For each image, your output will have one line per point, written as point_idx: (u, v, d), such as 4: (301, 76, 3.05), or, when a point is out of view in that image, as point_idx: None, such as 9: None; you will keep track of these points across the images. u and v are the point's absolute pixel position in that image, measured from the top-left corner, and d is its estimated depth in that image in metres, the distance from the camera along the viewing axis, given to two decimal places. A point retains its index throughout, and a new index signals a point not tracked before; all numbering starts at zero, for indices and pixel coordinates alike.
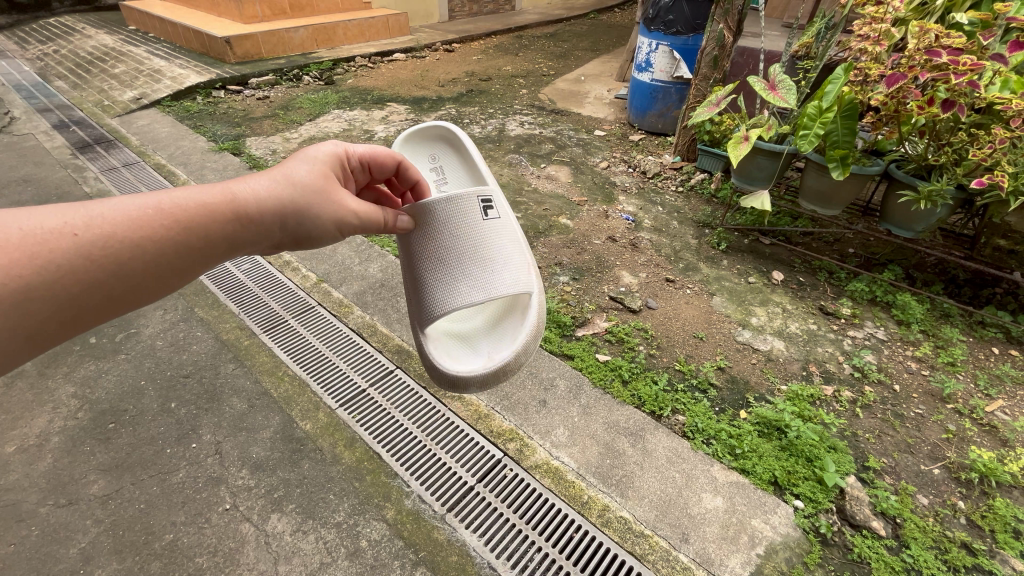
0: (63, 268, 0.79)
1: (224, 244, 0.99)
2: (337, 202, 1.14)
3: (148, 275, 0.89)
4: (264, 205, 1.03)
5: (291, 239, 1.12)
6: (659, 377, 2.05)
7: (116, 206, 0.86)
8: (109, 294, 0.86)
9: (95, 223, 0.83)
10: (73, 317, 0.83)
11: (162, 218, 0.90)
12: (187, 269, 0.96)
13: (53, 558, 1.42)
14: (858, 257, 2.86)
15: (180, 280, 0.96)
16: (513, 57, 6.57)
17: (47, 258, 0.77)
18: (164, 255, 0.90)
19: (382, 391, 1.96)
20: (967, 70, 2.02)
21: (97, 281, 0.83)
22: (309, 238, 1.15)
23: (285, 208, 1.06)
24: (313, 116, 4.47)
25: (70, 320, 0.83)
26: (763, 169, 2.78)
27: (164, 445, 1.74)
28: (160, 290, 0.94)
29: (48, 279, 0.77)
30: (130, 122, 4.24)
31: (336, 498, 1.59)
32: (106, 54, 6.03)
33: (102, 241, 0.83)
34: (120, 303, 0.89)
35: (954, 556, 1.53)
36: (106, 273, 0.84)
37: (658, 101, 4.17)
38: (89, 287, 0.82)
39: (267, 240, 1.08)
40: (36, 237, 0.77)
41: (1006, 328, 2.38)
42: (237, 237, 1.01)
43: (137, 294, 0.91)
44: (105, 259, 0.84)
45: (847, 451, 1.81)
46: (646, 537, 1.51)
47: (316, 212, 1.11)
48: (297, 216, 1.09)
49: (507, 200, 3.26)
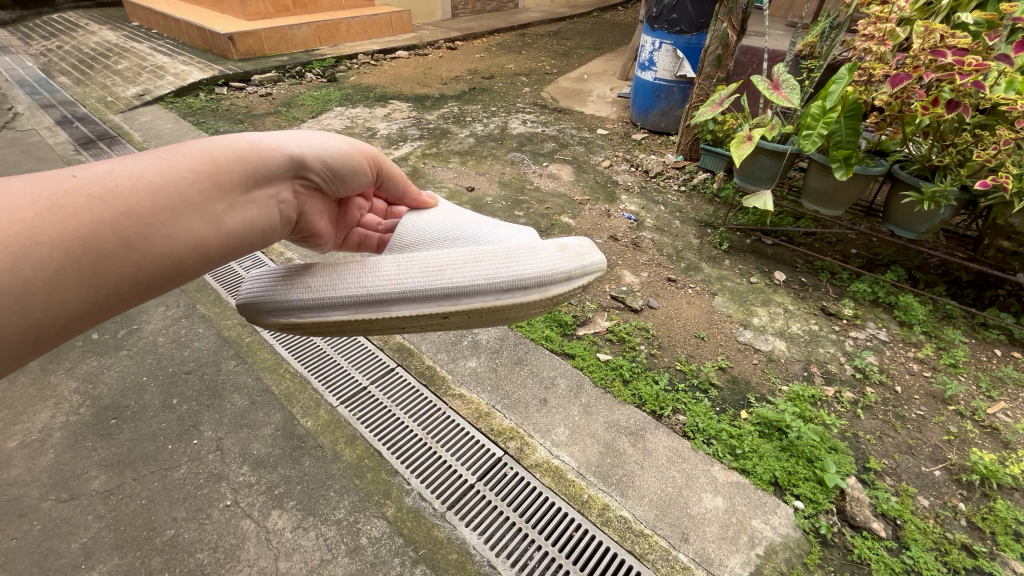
0: (66, 206, 0.76)
1: (244, 172, 0.98)
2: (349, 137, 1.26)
3: (164, 211, 0.85)
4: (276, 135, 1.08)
5: (307, 169, 1.13)
6: (660, 377, 2.05)
7: (119, 161, 0.86)
8: (125, 236, 0.80)
9: (93, 169, 0.81)
10: (91, 264, 0.77)
11: (166, 158, 0.90)
12: (208, 202, 0.91)
13: (54, 553, 1.42)
14: (861, 258, 2.85)
15: (203, 221, 0.90)
16: (516, 55, 6.56)
17: (50, 200, 0.75)
18: (177, 188, 0.87)
19: (383, 389, 1.97)
20: (972, 70, 2.01)
21: (108, 217, 0.79)
22: (333, 163, 1.18)
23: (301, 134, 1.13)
24: (315, 113, 4.46)
25: (92, 266, 0.77)
26: (766, 169, 2.77)
27: (166, 440, 1.74)
28: (185, 233, 0.88)
29: (54, 217, 0.74)
30: (133, 119, 4.25)
31: (336, 495, 1.59)
32: (109, 50, 6.03)
33: (106, 181, 0.81)
34: (141, 247, 0.82)
35: (955, 558, 1.53)
36: (117, 210, 0.80)
37: (661, 101, 4.16)
38: (100, 226, 0.78)
39: (291, 167, 1.09)
40: (38, 186, 0.75)
41: (1009, 330, 2.37)
42: (253, 163, 1.01)
43: (162, 238, 0.85)
44: (111, 198, 0.80)
45: (847, 452, 1.81)
46: (646, 536, 1.51)
47: (319, 141, 1.16)
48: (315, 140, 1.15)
49: (508, 198, 3.26)
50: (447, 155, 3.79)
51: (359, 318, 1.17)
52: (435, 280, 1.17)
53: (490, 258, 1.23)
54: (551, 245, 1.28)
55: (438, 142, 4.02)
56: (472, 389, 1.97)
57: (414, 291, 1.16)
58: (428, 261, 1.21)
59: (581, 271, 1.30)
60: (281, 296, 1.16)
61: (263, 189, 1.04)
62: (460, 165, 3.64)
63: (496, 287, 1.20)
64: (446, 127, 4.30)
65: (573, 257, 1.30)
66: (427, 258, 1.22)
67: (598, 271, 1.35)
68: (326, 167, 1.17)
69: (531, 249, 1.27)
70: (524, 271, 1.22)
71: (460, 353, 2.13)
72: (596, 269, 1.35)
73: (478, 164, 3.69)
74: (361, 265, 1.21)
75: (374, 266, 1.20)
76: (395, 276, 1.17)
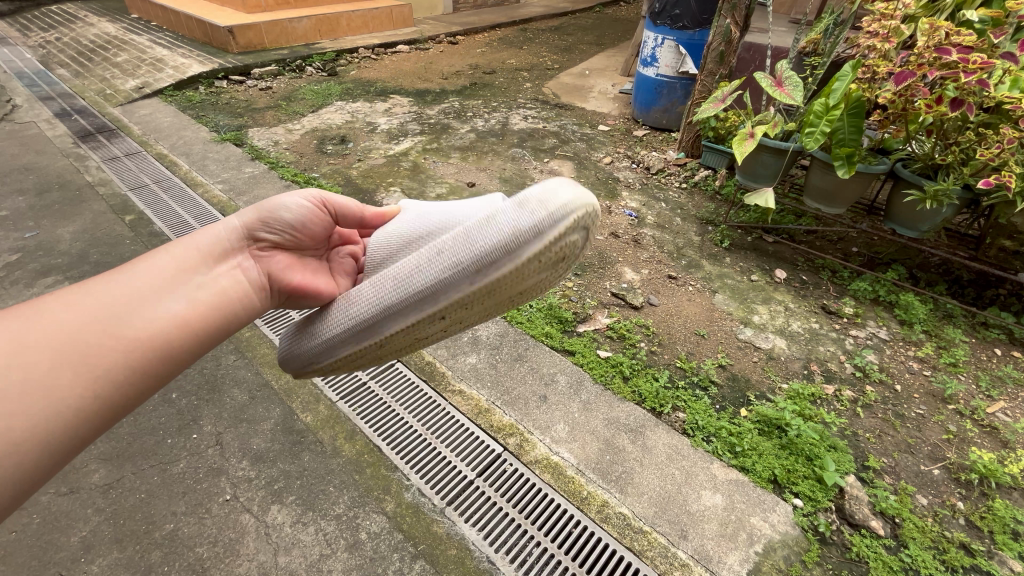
0: (45, 317, 0.87)
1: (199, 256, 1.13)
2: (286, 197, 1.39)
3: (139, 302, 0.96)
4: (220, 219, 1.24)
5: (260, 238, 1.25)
6: (660, 374, 2.05)
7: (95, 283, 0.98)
8: (106, 329, 0.91)
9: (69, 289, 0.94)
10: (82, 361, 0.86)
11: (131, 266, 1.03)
12: (178, 286, 1.04)
13: (53, 546, 1.42)
14: (862, 256, 2.84)
15: (176, 301, 1.01)
16: (517, 50, 6.53)
17: (31, 317, 0.86)
18: (145, 282, 1.00)
19: (382, 385, 1.96)
20: (977, 68, 2.00)
21: (84, 318, 0.90)
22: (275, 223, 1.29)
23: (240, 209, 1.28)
24: (315, 107, 4.44)
25: (81, 362, 0.86)
26: (767, 167, 2.76)
27: (165, 435, 1.74)
28: (162, 314, 0.97)
29: (37, 329, 0.85)
30: (132, 112, 4.23)
31: (335, 490, 1.59)
32: (108, 42, 5.99)
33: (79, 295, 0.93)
34: (121, 334, 0.92)
35: (953, 557, 1.53)
36: (93, 311, 0.91)
37: (663, 97, 4.14)
38: (79, 324, 0.89)
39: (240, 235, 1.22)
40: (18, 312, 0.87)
41: (1010, 329, 2.37)
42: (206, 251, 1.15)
43: (140, 323, 0.94)
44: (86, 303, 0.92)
45: (846, 450, 1.81)
46: (645, 533, 1.52)
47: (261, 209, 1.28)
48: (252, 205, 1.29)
49: (509, 194, 3.25)
50: (447, 150, 3.77)
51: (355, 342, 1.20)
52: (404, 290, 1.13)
53: (445, 246, 1.11)
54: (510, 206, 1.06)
55: (439, 137, 4.00)
56: (471, 384, 1.96)
57: (390, 304, 1.14)
58: (398, 271, 1.16)
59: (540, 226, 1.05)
60: (298, 343, 1.26)
61: (222, 263, 1.16)
62: (461, 161, 3.63)
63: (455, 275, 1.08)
64: (446, 122, 4.28)
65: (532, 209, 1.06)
66: (398, 267, 1.17)
67: (587, 214, 1.07)
68: (272, 222, 1.29)
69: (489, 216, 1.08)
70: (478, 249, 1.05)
71: (461, 349, 2.12)
72: (587, 214, 1.07)
73: (479, 159, 3.68)
74: (347, 297, 1.24)
75: (355, 296, 1.22)
76: (371, 296, 1.18)
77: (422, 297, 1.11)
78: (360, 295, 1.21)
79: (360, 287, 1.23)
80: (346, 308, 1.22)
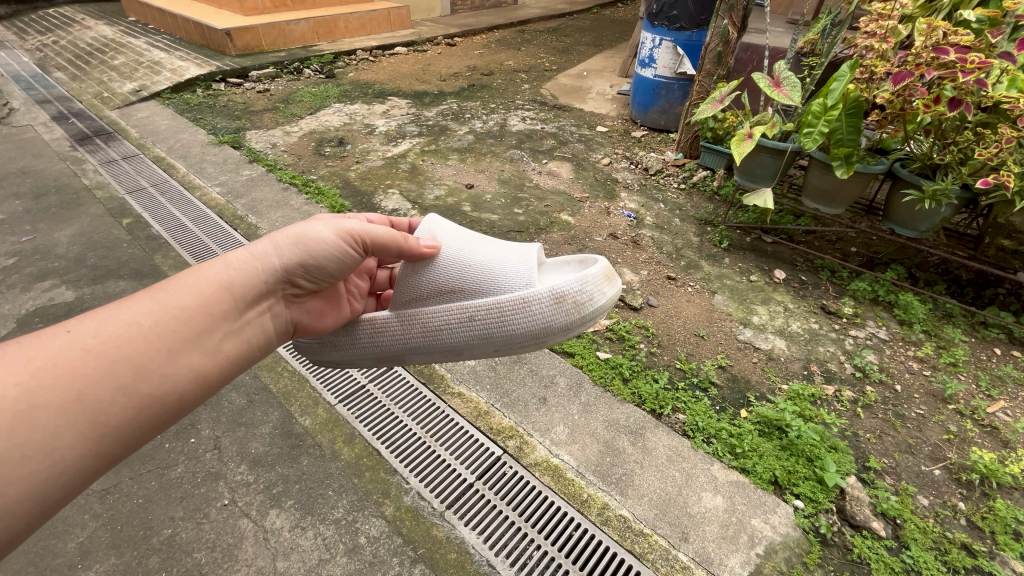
0: (63, 367, 0.81)
1: (230, 299, 1.04)
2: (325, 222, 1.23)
3: (160, 352, 0.91)
4: (253, 249, 1.12)
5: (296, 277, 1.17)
6: (659, 376, 2.05)
7: (117, 309, 0.92)
8: (122, 384, 0.86)
9: (91, 323, 0.87)
10: (89, 418, 0.82)
11: (158, 298, 0.96)
12: (204, 333, 0.98)
13: (50, 552, 1.41)
14: (861, 256, 2.84)
15: (199, 353, 0.96)
16: (515, 52, 6.54)
17: (47, 361, 0.81)
18: (171, 329, 0.94)
19: (382, 388, 1.95)
20: (975, 68, 2.00)
21: (103, 370, 0.84)
22: (311, 265, 1.18)
23: (277, 241, 1.15)
24: (313, 110, 4.44)
25: (89, 420, 0.82)
26: (766, 167, 2.76)
27: (163, 439, 1.73)
28: (182, 369, 0.93)
29: (53, 378, 0.80)
30: (130, 115, 4.22)
31: (334, 494, 1.58)
32: (106, 45, 5.99)
33: (97, 333, 0.87)
34: (137, 391, 0.87)
35: (954, 558, 1.52)
36: (110, 359, 0.86)
37: (661, 98, 4.14)
38: (95, 378, 0.83)
39: (275, 279, 1.13)
40: (35, 349, 0.81)
41: (1009, 329, 2.37)
42: (239, 287, 1.06)
43: (156, 377, 0.90)
44: (107, 350, 0.86)
45: (847, 451, 1.81)
46: (645, 535, 1.51)
47: (301, 244, 1.16)
48: (292, 241, 1.15)
49: (507, 195, 3.24)
50: (446, 152, 3.77)
51: (382, 362, 1.40)
52: (436, 340, 1.28)
53: (482, 316, 1.22)
54: (545, 295, 1.19)
55: (437, 139, 4.00)
56: (471, 387, 1.96)
57: (421, 348, 1.30)
58: (429, 318, 1.28)
59: (575, 322, 1.22)
60: (323, 351, 1.39)
61: (252, 307, 1.09)
62: (459, 162, 3.62)
63: (488, 343, 1.24)
64: (445, 123, 4.28)
65: (570, 308, 1.20)
66: (429, 315, 1.27)
67: (606, 305, 1.25)
68: (311, 265, 1.19)
69: (524, 300, 1.19)
70: (515, 331, 1.21)
71: None
72: (604, 304, 1.25)
73: (477, 161, 3.67)
74: (371, 322, 1.33)
75: (382, 326, 1.32)
76: (401, 334, 1.30)
77: (448, 350, 1.28)
78: (386, 327, 1.32)
79: (388, 318, 1.32)
80: (372, 333, 1.33)
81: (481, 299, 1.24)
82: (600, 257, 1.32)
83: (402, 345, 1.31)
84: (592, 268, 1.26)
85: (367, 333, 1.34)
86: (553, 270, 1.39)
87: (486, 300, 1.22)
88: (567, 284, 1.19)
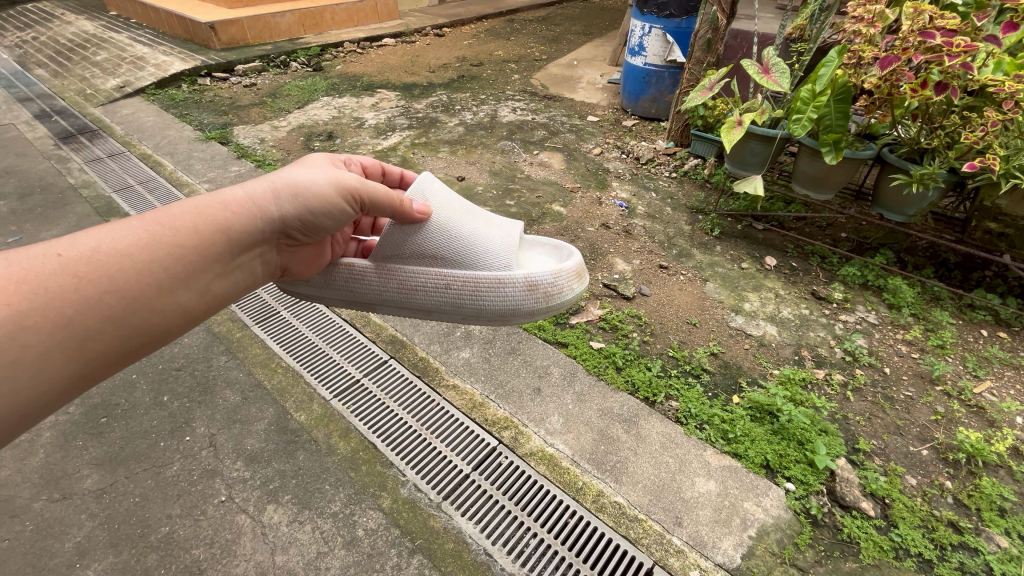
0: (51, 289, 0.82)
1: (226, 242, 1.03)
2: (323, 173, 1.19)
3: (150, 287, 0.92)
4: (251, 192, 1.09)
5: (294, 226, 1.15)
6: (652, 364, 2.06)
7: (104, 233, 0.91)
8: (113, 315, 0.88)
9: (79, 245, 0.87)
10: (79, 344, 0.84)
11: (148, 228, 0.95)
12: (195, 274, 0.98)
13: (48, 552, 1.41)
14: (850, 241, 2.86)
15: (189, 292, 0.98)
16: (505, 42, 6.48)
17: (39, 285, 0.81)
18: (165, 266, 0.94)
19: (376, 381, 1.96)
20: (961, 52, 2.00)
21: (95, 298, 0.86)
22: (309, 219, 1.16)
23: (275, 187, 1.12)
24: (301, 103, 4.39)
25: (78, 346, 0.84)
26: (757, 155, 2.78)
27: (158, 438, 1.72)
28: (170, 306, 0.95)
29: (43, 299, 0.81)
30: (114, 112, 4.15)
31: (331, 488, 1.59)
32: (88, 41, 5.88)
33: (89, 259, 0.87)
34: (127, 322, 0.90)
35: (941, 535, 1.56)
36: (100, 288, 0.86)
37: (651, 87, 4.13)
38: (83, 305, 0.84)
39: (271, 230, 1.11)
40: (21, 266, 0.81)
41: (996, 311, 2.40)
42: (235, 230, 1.05)
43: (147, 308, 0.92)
44: (97, 276, 0.87)
45: (837, 434, 1.84)
46: (640, 521, 1.54)
47: (300, 193, 1.14)
48: (290, 191, 1.13)
49: (499, 187, 3.23)
50: (436, 145, 3.74)
51: (352, 307, 1.48)
52: (410, 298, 1.38)
53: (458, 286, 1.34)
54: (520, 282, 1.31)
55: (427, 131, 3.97)
56: (465, 379, 1.96)
57: (392, 303, 1.40)
58: (407, 277, 1.36)
59: (544, 310, 1.37)
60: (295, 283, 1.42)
61: (245, 252, 1.08)
62: (450, 155, 3.60)
63: (458, 312, 1.38)
64: (435, 115, 4.24)
65: (540, 297, 1.34)
66: (407, 274, 1.35)
67: (574, 300, 1.41)
68: (308, 222, 1.17)
69: (499, 280, 1.32)
70: (487, 307, 1.35)
71: (454, 344, 2.11)
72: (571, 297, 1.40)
73: (468, 153, 3.65)
74: (348, 268, 1.38)
75: (359, 274, 1.38)
76: (377, 287, 1.38)
77: (418, 309, 1.40)
78: (362, 275, 1.38)
79: (366, 267, 1.38)
80: (347, 279, 1.39)
81: (460, 269, 1.35)
82: (577, 251, 1.45)
83: (376, 294, 1.40)
84: (567, 264, 1.39)
85: (343, 277, 1.39)
86: (533, 252, 1.54)
87: (465, 273, 1.33)
88: (542, 276, 1.33)
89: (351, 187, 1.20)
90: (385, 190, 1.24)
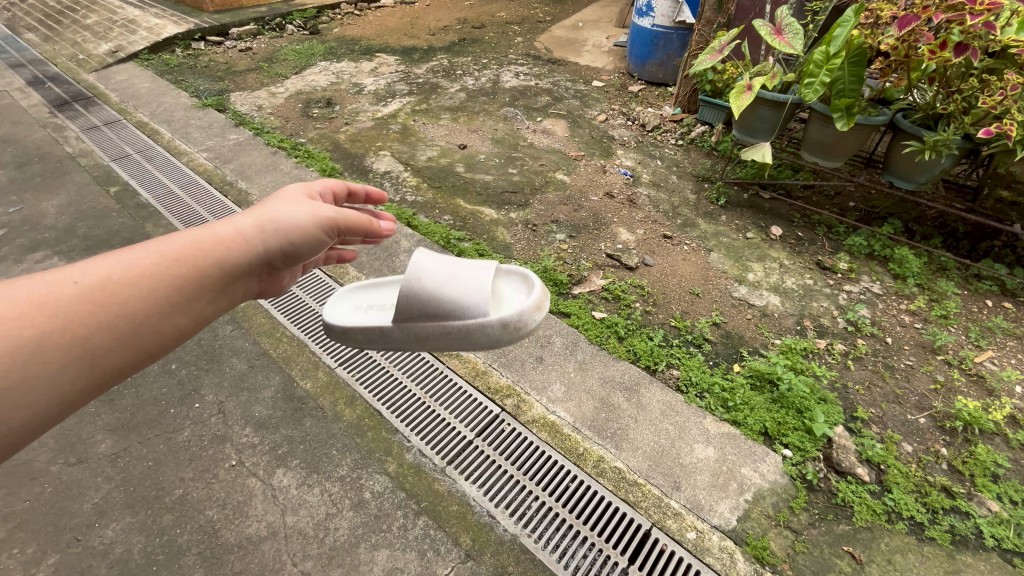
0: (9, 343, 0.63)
1: (211, 281, 0.87)
2: (304, 204, 1.06)
3: (132, 335, 0.76)
4: (237, 227, 0.94)
5: (279, 257, 1.01)
6: (654, 333, 2.07)
7: (66, 270, 0.72)
8: (87, 368, 0.71)
9: (37, 286, 0.69)
10: (41, 409, 0.66)
11: (123, 264, 0.78)
12: (175, 319, 0.82)
13: (67, 513, 1.47)
14: (858, 210, 2.82)
15: (170, 334, 0.81)
16: (508, 2, 6.23)
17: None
18: (146, 308, 0.78)
19: (380, 350, 1.98)
20: (983, 10, 1.92)
21: (59, 352, 0.68)
22: (293, 250, 1.03)
23: (260, 222, 0.97)
24: (299, 69, 4.27)
25: (43, 409, 0.67)
26: (765, 120, 2.69)
27: (168, 404, 1.76)
28: (150, 353, 0.79)
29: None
30: (108, 78, 4.05)
31: (338, 453, 1.64)
32: (77, 3, 5.70)
33: (53, 302, 0.69)
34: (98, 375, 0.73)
35: (933, 499, 1.60)
36: (69, 338, 0.69)
37: (659, 50, 3.99)
38: (53, 361, 0.67)
39: (257, 266, 0.97)
40: None
41: (1002, 281, 2.38)
42: (222, 265, 0.90)
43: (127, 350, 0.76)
44: (66, 325, 0.69)
45: (836, 403, 1.86)
46: (639, 485, 1.58)
47: (287, 227, 1.00)
48: (276, 227, 0.99)
49: (501, 155, 3.17)
50: (437, 111, 3.66)
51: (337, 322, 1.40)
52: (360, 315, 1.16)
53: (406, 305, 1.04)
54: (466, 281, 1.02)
55: (428, 97, 3.87)
56: (468, 348, 1.98)
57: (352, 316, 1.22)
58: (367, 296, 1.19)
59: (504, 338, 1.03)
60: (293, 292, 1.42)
61: (228, 291, 0.93)
62: (452, 122, 3.52)
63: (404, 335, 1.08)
64: (436, 81, 4.13)
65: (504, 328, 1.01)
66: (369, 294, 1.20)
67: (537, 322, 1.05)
68: (290, 256, 1.04)
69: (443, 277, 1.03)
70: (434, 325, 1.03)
71: None
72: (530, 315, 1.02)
73: (470, 120, 3.57)
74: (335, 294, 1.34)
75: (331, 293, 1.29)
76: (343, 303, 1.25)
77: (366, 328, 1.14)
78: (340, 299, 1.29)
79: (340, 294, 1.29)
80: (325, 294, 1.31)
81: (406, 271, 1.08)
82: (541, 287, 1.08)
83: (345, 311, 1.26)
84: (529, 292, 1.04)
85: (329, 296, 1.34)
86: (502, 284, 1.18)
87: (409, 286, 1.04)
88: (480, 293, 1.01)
89: (339, 219, 1.08)
90: (366, 224, 1.12)
